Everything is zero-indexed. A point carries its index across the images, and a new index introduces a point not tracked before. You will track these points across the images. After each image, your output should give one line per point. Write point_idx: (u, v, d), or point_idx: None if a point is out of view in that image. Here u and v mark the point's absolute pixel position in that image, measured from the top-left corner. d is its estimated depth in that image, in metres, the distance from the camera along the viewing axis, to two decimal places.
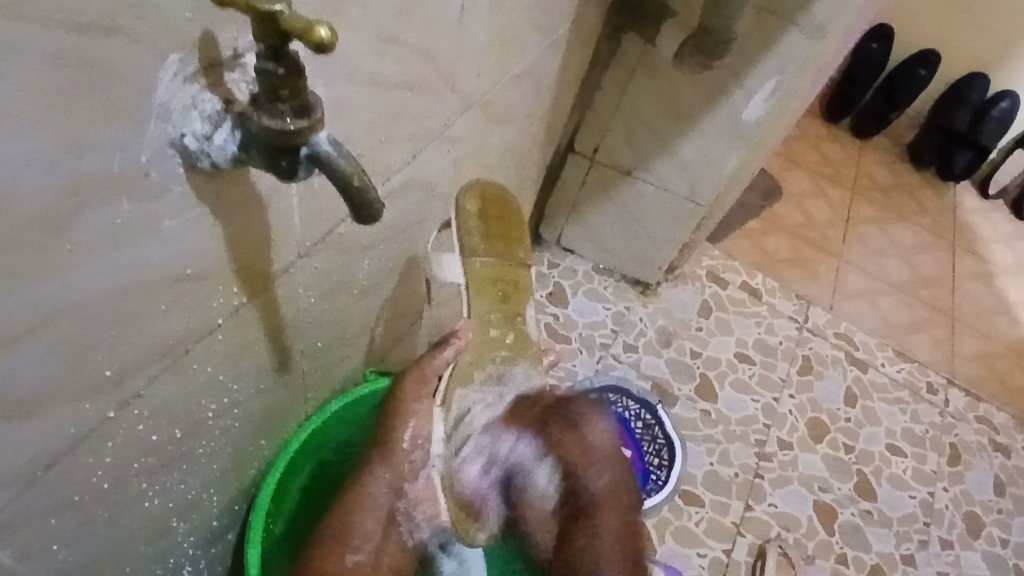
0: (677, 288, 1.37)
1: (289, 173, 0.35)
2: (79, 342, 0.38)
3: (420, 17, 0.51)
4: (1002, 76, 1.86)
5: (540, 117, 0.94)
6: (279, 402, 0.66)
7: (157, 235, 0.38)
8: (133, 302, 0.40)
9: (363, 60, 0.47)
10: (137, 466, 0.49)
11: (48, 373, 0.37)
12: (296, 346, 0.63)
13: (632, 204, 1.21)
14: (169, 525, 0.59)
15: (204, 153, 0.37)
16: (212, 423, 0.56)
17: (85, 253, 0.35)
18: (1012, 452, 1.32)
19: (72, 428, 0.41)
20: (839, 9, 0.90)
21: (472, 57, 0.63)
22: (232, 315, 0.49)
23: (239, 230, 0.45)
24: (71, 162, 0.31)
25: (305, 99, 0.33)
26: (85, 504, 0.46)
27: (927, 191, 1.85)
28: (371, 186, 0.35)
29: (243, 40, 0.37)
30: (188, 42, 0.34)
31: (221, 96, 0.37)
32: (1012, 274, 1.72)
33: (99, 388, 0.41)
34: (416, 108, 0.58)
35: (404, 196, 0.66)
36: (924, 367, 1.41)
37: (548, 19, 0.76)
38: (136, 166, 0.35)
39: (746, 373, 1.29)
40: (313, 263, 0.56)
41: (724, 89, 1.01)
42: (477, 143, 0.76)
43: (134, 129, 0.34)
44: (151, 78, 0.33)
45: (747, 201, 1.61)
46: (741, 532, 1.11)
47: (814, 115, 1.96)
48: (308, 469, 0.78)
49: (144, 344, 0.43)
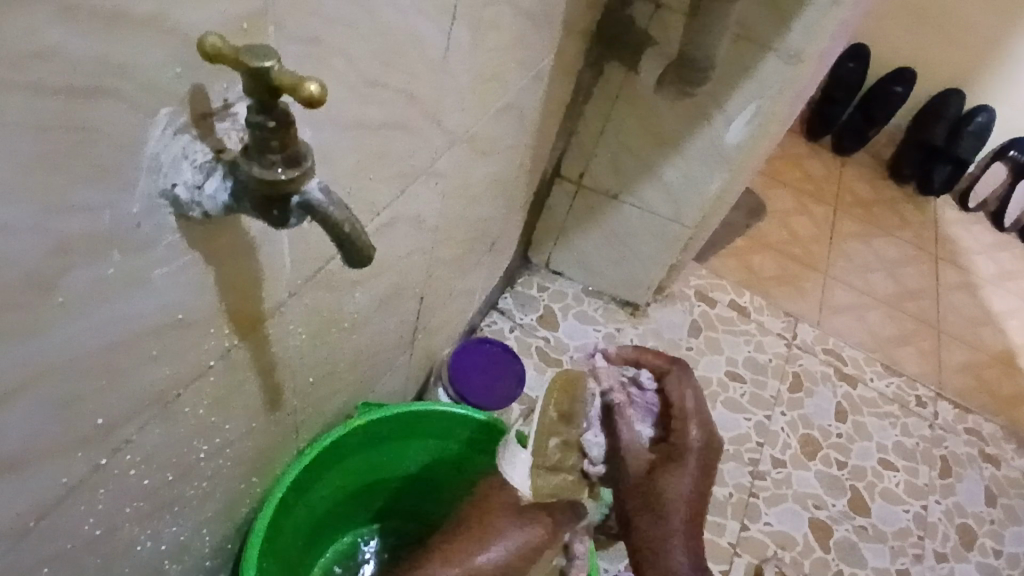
0: (666, 309, 1.38)
1: (281, 221, 0.35)
2: (72, 394, 0.38)
3: (406, 59, 0.52)
4: (976, 93, 1.90)
5: (526, 146, 0.95)
6: (271, 439, 0.66)
7: (148, 285, 0.38)
8: (123, 352, 0.40)
9: (351, 103, 0.48)
10: (129, 512, 0.49)
11: (39, 426, 0.37)
12: (286, 383, 0.62)
13: (619, 227, 1.23)
14: (161, 568, 0.58)
15: (195, 203, 0.37)
16: (204, 465, 0.55)
17: (76, 307, 0.35)
18: (1003, 463, 1.33)
19: (63, 478, 0.41)
20: (814, 35, 0.92)
21: (457, 94, 0.64)
22: (223, 357, 0.49)
23: (231, 274, 0.45)
24: (61, 220, 0.32)
25: (295, 150, 0.33)
26: (76, 553, 0.46)
27: (908, 206, 1.89)
28: (362, 232, 0.35)
29: (234, 92, 0.37)
30: (179, 96, 0.34)
31: (211, 146, 0.37)
32: (994, 285, 1.74)
33: (91, 436, 0.41)
34: (403, 146, 0.59)
35: (393, 231, 0.67)
36: (913, 380, 1.43)
37: (531, 52, 0.77)
38: (127, 219, 0.35)
39: (736, 392, 1.30)
40: (303, 301, 0.56)
41: (705, 114, 1.03)
42: (464, 175, 0.77)
43: (124, 183, 0.34)
44: (141, 134, 0.33)
45: (732, 220, 1.63)
46: (738, 553, 1.11)
47: (794, 134, 1.99)
48: (300, 504, 0.77)
49: (135, 392, 0.43)
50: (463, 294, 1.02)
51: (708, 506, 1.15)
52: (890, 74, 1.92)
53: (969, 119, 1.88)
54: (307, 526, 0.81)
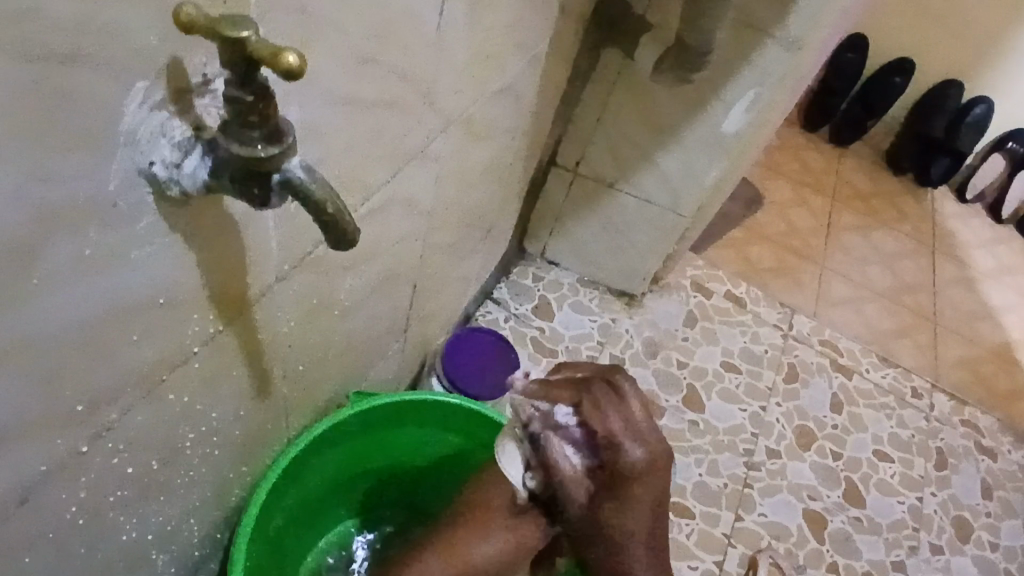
0: (662, 299, 1.37)
1: (262, 200, 0.34)
2: (49, 377, 0.37)
3: (396, 39, 0.50)
4: (976, 84, 1.89)
5: (522, 133, 0.94)
6: (260, 427, 0.65)
7: (127, 265, 0.37)
8: (103, 334, 0.39)
9: (341, 83, 0.47)
10: (113, 499, 0.48)
11: (15, 410, 0.36)
12: (275, 371, 0.61)
13: (615, 216, 1.22)
14: (147, 557, 0.58)
15: (174, 181, 0.36)
16: (190, 452, 0.55)
17: (52, 286, 0.34)
18: (998, 455, 1.33)
19: (42, 464, 0.40)
20: (814, 22, 0.90)
21: (451, 77, 0.63)
22: (209, 342, 0.48)
23: (214, 256, 0.44)
24: (33, 195, 0.30)
25: (275, 125, 0.32)
26: (58, 541, 0.45)
27: (906, 197, 1.88)
28: (345, 212, 0.34)
29: (212, 67, 0.36)
30: (156, 69, 0.33)
31: (190, 123, 0.36)
32: (991, 278, 1.74)
33: (71, 422, 0.40)
34: (395, 129, 0.58)
35: (385, 216, 0.66)
36: (909, 372, 1.42)
37: (527, 36, 0.76)
38: (104, 196, 0.34)
39: (732, 382, 1.29)
40: (292, 286, 0.55)
41: (703, 101, 1.01)
42: (459, 161, 0.76)
43: (100, 158, 0.33)
44: (117, 106, 0.32)
45: (729, 211, 1.63)
46: (732, 543, 1.11)
47: (793, 124, 1.98)
48: (291, 492, 0.77)
49: (116, 375, 0.42)
50: (457, 282, 1.01)
51: (703, 497, 1.14)
52: (890, 64, 1.91)
53: (968, 111, 1.87)
54: (298, 514, 0.81)
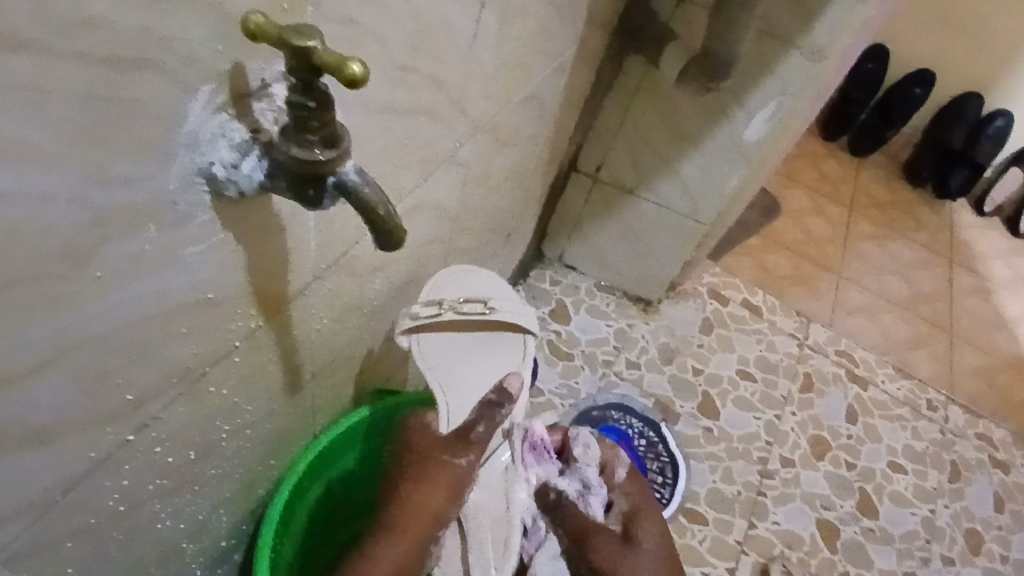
0: (678, 305, 1.38)
1: (315, 202, 0.36)
2: (102, 367, 0.38)
3: (434, 44, 0.52)
4: (997, 96, 1.88)
5: (545, 138, 0.95)
6: (288, 423, 0.66)
7: (180, 261, 0.39)
8: (153, 328, 0.40)
9: (382, 88, 0.48)
10: (151, 488, 0.49)
11: (69, 397, 0.37)
12: (306, 367, 0.63)
13: (634, 221, 1.23)
14: (178, 547, 0.59)
15: (232, 181, 0.38)
16: (225, 445, 0.56)
17: (112, 281, 0.35)
18: (1013, 469, 1.33)
19: (88, 453, 0.41)
20: (839, 33, 0.90)
21: (481, 84, 0.64)
22: (248, 337, 0.50)
23: (260, 255, 0.45)
24: (100, 194, 0.32)
25: (332, 130, 0.34)
26: (99, 527, 0.46)
27: (923, 208, 1.88)
28: (394, 214, 0.36)
29: (271, 71, 0.38)
30: (218, 74, 0.35)
31: (248, 126, 0.38)
32: (1008, 290, 1.73)
33: (120, 411, 0.41)
34: (428, 133, 0.59)
35: (414, 218, 0.67)
36: (925, 384, 1.42)
37: (554, 43, 0.77)
38: (163, 195, 0.35)
39: (747, 390, 1.29)
40: (327, 285, 0.57)
41: (725, 110, 1.02)
42: (485, 165, 0.77)
43: (163, 159, 0.34)
44: (183, 109, 0.34)
45: (747, 219, 1.63)
46: (745, 551, 1.11)
47: (811, 132, 1.98)
48: (316, 487, 0.78)
49: (161, 368, 0.43)
50: None
51: (716, 503, 1.15)
52: (910, 75, 1.90)
53: (987, 123, 1.86)
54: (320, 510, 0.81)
